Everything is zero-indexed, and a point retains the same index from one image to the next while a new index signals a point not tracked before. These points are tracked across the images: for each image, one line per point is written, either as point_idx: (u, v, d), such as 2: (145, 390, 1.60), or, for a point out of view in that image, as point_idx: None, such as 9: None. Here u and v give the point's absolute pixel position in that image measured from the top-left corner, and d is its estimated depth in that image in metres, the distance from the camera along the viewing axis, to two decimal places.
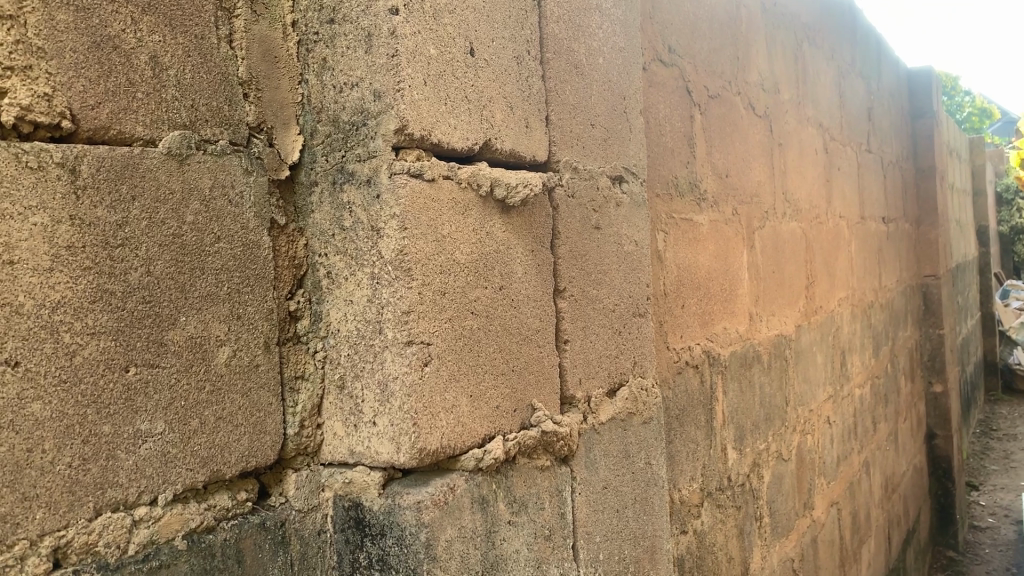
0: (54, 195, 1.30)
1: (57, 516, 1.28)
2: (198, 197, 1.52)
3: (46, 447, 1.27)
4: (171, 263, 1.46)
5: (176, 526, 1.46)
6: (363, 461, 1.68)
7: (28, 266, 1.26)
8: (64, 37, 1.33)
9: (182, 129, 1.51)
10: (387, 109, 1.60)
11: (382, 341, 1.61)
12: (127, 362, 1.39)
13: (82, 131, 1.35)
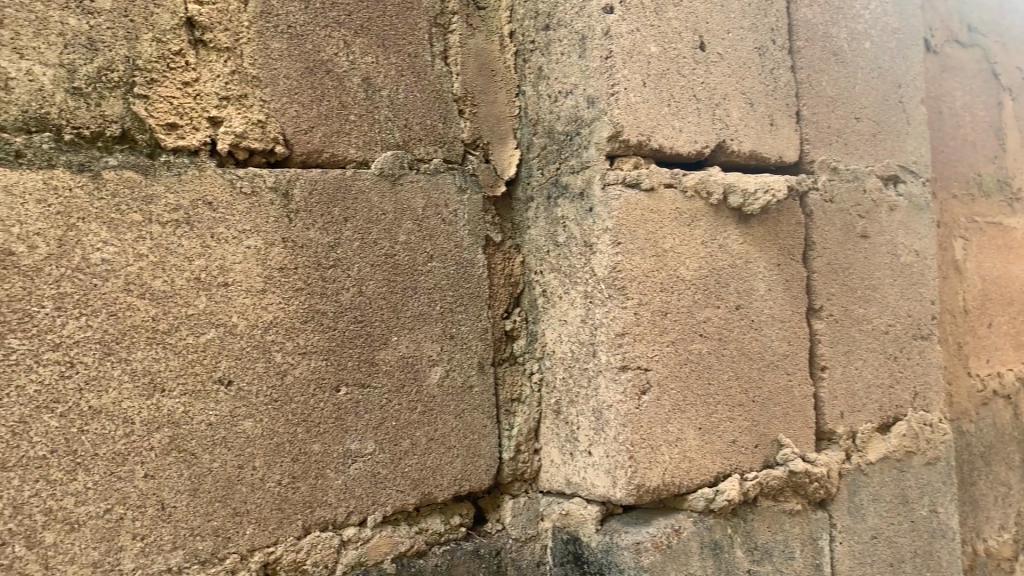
0: (267, 219, 1.32)
1: (267, 532, 1.29)
2: (411, 217, 1.49)
3: (256, 464, 1.29)
4: (383, 283, 1.45)
5: (385, 549, 1.42)
6: (580, 492, 1.56)
7: (241, 287, 1.29)
8: (278, 65, 1.35)
9: (394, 149, 1.48)
10: (601, 115, 1.49)
11: (596, 365, 1.50)
12: (337, 381, 1.38)
13: (295, 155, 1.37)
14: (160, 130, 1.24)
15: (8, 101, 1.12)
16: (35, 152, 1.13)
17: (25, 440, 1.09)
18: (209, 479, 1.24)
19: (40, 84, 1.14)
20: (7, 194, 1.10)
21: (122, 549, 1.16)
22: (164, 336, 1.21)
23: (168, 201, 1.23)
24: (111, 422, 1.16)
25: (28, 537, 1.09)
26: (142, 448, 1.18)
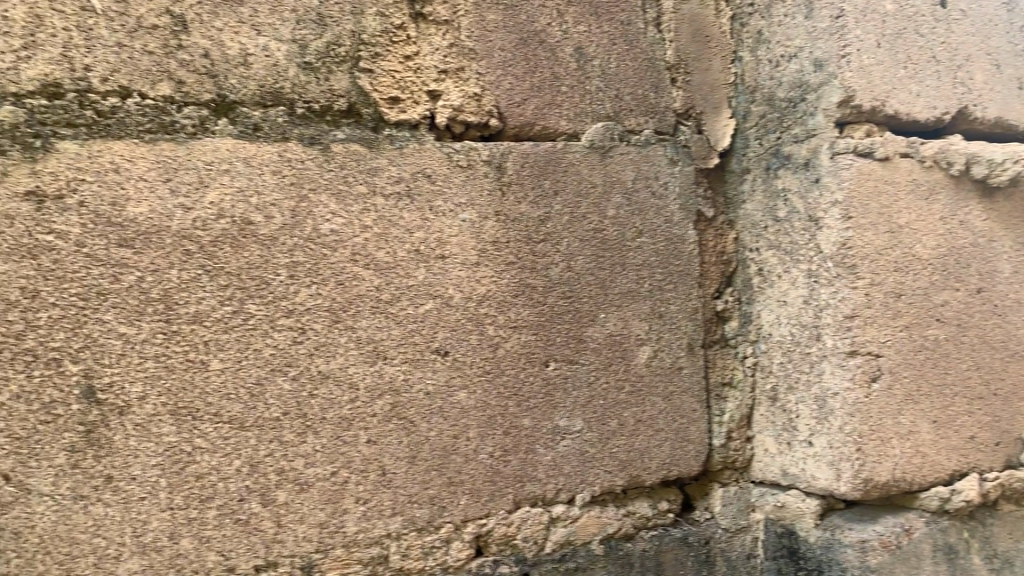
0: (482, 193, 1.32)
1: (480, 503, 1.29)
2: (621, 190, 1.43)
3: (470, 435, 1.29)
4: (592, 259, 1.39)
5: (593, 529, 1.38)
6: (797, 484, 1.46)
7: (457, 260, 1.29)
8: (493, 36, 1.33)
9: (605, 120, 1.43)
10: (830, 79, 1.38)
11: (819, 350, 1.40)
12: (546, 357, 1.35)
13: (508, 128, 1.35)
14: (383, 104, 1.25)
15: (246, 76, 1.16)
16: (271, 125, 1.17)
17: (261, 401, 1.14)
18: (426, 448, 1.25)
19: (275, 60, 1.17)
20: (246, 165, 1.15)
21: (346, 511, 1.19)
22: (387, 306, 1.24)
23: (389, 173, 1.25)
24: (337, 387, 1.19)
25: (263, 494, 1.14)
26: (366, 413, 1.21)
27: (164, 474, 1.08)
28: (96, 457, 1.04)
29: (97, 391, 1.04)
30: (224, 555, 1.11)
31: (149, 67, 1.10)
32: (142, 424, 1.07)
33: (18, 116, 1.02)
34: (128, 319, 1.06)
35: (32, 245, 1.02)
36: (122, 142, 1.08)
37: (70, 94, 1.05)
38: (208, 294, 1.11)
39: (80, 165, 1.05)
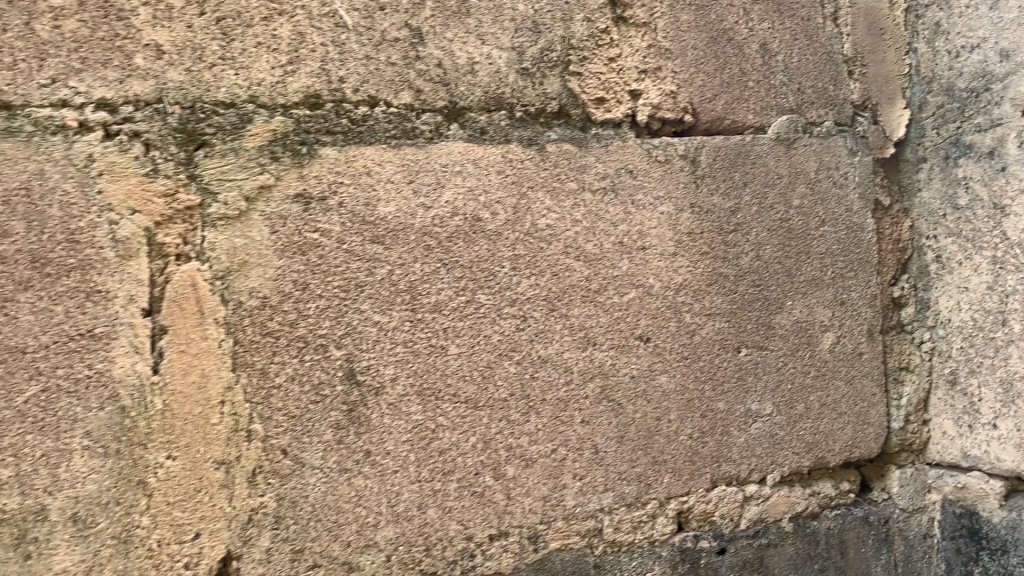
0: (678, 186, 1.36)
1: (681, 481, 1.35)
2: (804, 181, 1.47)
3: (671, 418, 1.34)
4: (779, 248, 1.44)
5: (783, 508, 1.45)
6: (980, 466, 1.50)
7: (657, 251, 1.34)
8: (687, 36, 1.38)
9: (789, 113, 1.47)
10: (1019, 69, 1.42)
11: (1005, 334, 1.44)
12: (738, 343, 1.40)
13: (701, 123, 1.39)
14: (591, 104, 1.32)
15: (473, 83, 1.24)
16: (495, 129, 1.26)
17: (491, 382, 1.23)
18: (632, 429, 1.32)
19: (496, 66, 1.25)
20: (474, 166, 1.24)
21: (566, 486, 1.27)
22: (596, 295, 1.30)
23: (597, 170, 1.31)
24: (554, 370, 1.27)
25: (495, 469, 1.23)
26: (579, 396, 1.29)
27: (413, 449, 1.18)
28: (358, 434, 1.15)
29: (357, 373, 1.15)
30: (463, 525, 1.21)
31: (392, 77, 1.19)
32: (394, 403, 1.17)
33: (288, 125, 1.13)
34: (381, 308, 1.16)
35: (302, 242, 1.12)
36: (372, 148, 1.18)
37: (328, 104, 1.15)
38: (446, 285, 1.21)
39: (339, 168, 1.15)
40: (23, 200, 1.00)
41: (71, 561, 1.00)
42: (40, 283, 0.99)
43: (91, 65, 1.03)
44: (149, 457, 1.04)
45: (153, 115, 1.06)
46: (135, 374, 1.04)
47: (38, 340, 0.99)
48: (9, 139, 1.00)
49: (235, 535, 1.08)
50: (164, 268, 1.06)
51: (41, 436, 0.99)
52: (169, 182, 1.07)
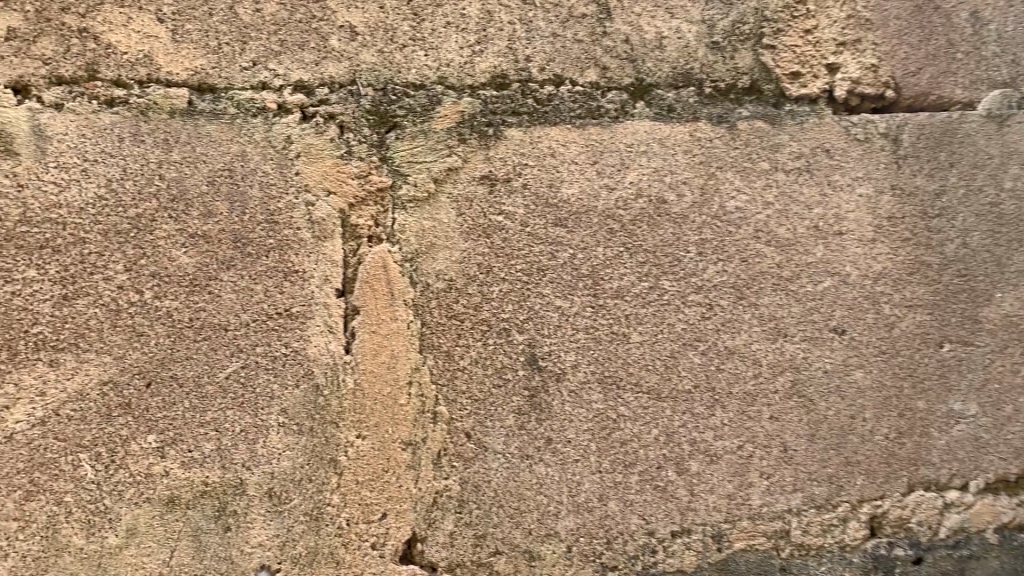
0: (878, 165, 1.22)
1: (874, 484, 1.20)
2: (1018, 161, 1.26)
3: (866, 416, 1.20)
4: (988, 234, 1.24)
5: (988, 518, 1.24)
6: None
7: (854, 237, 1.20)
8: (890, 4, 1.23)
9: (1003, 88, 1.27)
10: None
11: None
12: (941, 337, 1.22)
13: (903, 99, 1.24)
14: (785, 79, 1.21)
15: (661, 58, 1.17)
16: (684, 106, 1.18)
17: (675, 373, 1.14)
18: (824, 427, 1.18)
19: (686, 41, 1.18)
20: (659, 145, 1.16)
21: (752, 485, 1.16)
22: (788, 283, 1.18)
23: (792, 148, 1.20)
24: (742, 362, 1.16)
25: (678, 463, 1.14)
26: (768, 390, 1.17)
27: (594, 439, 1.11)
28: (539, 420, 1.10)
29: (539, 359, 1.10)
30: (645, 519, 1.13)
31: (579, 55, 1.14)
32: (576, 391, 1.11)
33: (475, 107, 1.10)
34: (563, 293, 1.11)
35: (487, 225, 1.10)
36: (557, 128, 1.13)
37: (514, 84, 1.12)
38: (629, 270, 1.13)
39: (524, 150, 1.12)
40: (227, 181, 1.02)
41: (265, 535, 1.02)
42: (242, 262, 1.02)
43: (289, 48, 1.05)
44: (340, 436, 1.05)
45: (347, 97, 1.07)
46: (328, 353, 1.05)
47: (239, 318, 1.02)
48: (213, 122, 1.02)
49: (420, 517, 1.07)
50: (356, 249, 1.07)
51: (241, 412, 1.01)
52: (362, 164, 1.07)
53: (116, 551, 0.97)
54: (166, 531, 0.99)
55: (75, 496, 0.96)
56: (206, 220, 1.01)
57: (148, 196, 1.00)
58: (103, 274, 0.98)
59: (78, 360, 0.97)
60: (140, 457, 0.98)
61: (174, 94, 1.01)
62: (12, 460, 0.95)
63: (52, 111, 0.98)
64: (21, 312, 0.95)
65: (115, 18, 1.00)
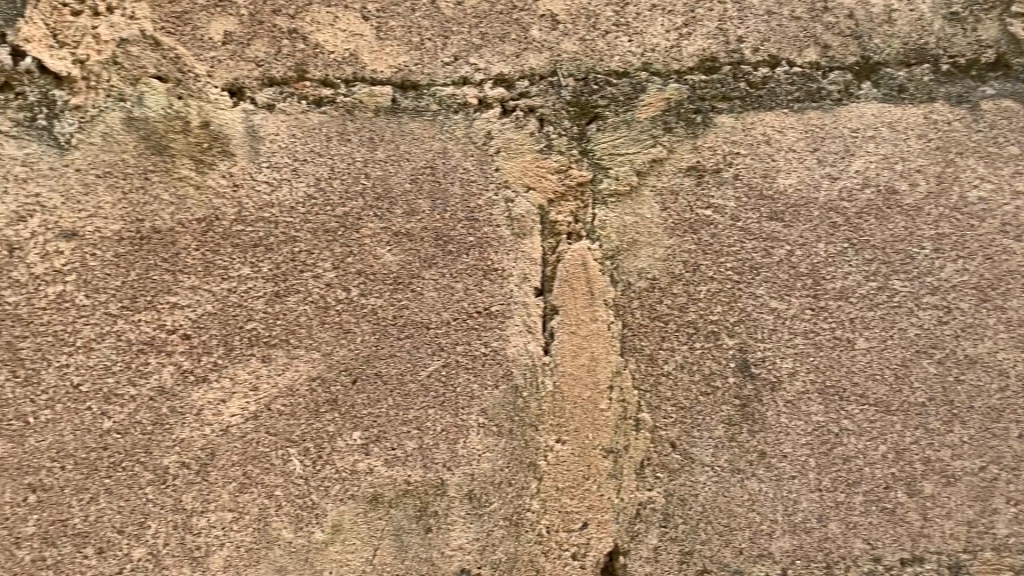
0: None
1: None
2: None
3: None
4: None
5: None
6: None
7: None
8: None
9: None
10: None
11: None
12: None
13: None
14: None
15: (891, 33, 1.06)
16: (917, 85, 1.06)
17: (907, 383, 1.02)
18: None
19: (920, 13, 1.06)
20: (891, 131, 1.04)
21: (997, 511, 1.02)
22: None
23: None
24: (986, 373, 1.03)
25: (910, 484, 1.02)
26: (1017, 405, 1.03)
27: (814, 454, 1.02)
28: (751, 432, 1.02)
29: (752, 365, 1.02)
30: (871, 544, 1.02)
31: (796, 33, 1.05)
32: (792, 401, 1.02)
33: (682, 93, 1.04)
34: (778, 294, 1.02)
35: (694, 219, 1.03)
36: (773, 113, 1.04)
37: (725, 68, 1.04)
38: (854, 269, 1.03)
39: (735, 139, 1.04)
40: (429, 178, 1.01)
41: (465, 539, 1.00)
42: (443, 260, 1.01)
43: (490, 40, 1.02)
44: (540, 440, 1.01)
45: (547, 88, 1.03)
46: (527, 354, 1.01)
47: (440, 317, 1.00)
48: (416, 119, 1.02)
49: (623, 529, 1.02)
50: (555, 246, 1.03)
51: (442, 412, 1.00)
52: (563, 157, 1.03)
53: (322, 547, 0.98)
54: (369, 529, 0.99)
55: (284, 490, 0.98)
56: (410, 218, 1.00)
57: (354, 194, 1.00)
58: (312, 272, 0.99)
59: (288, 356, 0.98)
60: (346, 453, 0.99)
61: (379, 92, 1.01)
62: (228, 452, 0.97)
63: (265, 112, 0.99)
64: (236, 308, 0.98)
65: (322, 18, 1.00)
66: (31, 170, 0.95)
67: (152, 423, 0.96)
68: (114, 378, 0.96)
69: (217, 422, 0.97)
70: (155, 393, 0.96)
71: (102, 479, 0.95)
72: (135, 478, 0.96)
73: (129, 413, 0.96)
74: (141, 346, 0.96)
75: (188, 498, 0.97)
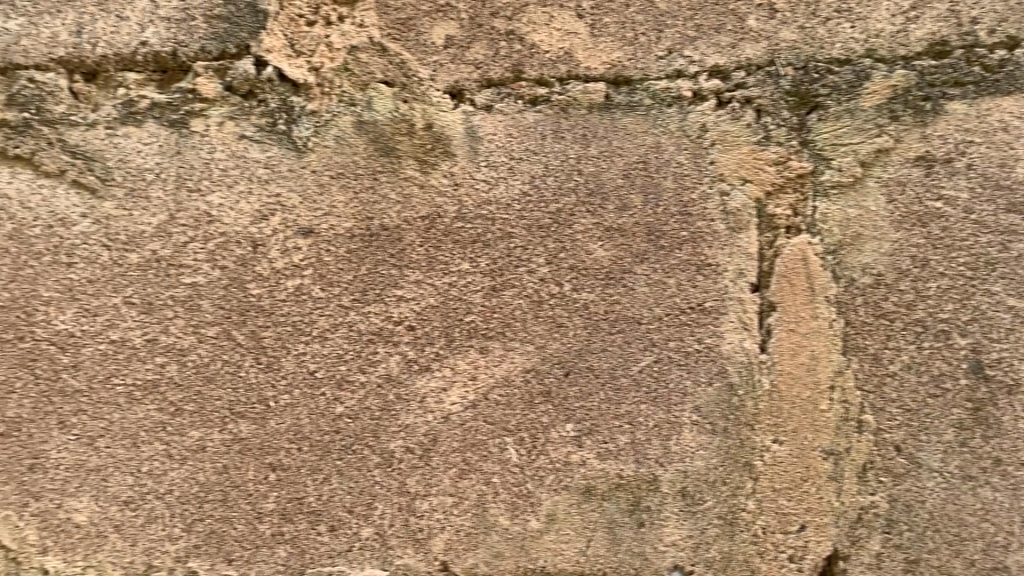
0: None
1: None
2: None
3: None
4: None
5: None
6: None
7: None
8: None
9: None
10: None
11: None
12: None
13: None
14: None
15: None
16: None
17: None
18: None
19: None
20: None
21: None
22: None
23: None
24: None
25: None
26: None
27: None
28: (985, 437, 0.97)
29: (986, 367, 0.97)
30: None
31: None
32: None
33: (911, 79, 0.99)
34: (1017, 291, 0.97)
35: (923, 213, 0.98)
36: (1011, 98, 0.98)
37: (957, 51, 0.99)
38: None
39: (970, 126, 0.98)
40: (642, 173, 1.01)
41: (679, 535, 1.00)
42: (656, 255, 1.00)
43: (706, 32, 1.01)
44: (756, 439, 1.00)
45: (765, 79, 1.01)
46: (743, 351, 1.00)
47: (653, 312, 1.00)
48: (630, 114, 1.02)
49: (843, 534, 1.00)
50: (773, 240, 1.00)
51: (654, 407, 1.00)
52: (781, 149, 1.01)
53: (537, 535, 1.01)
54: (583, 520, 1.00)
55: (501, 478, 1.01)
56: (622, 213, 1.01)
57: (568, 190, 1.01)
58: (527, 266, 1.01)
59: (505, 349, 1.01)
60: (560, 444, 1.00)
61: (593, 89, 1.02)
62: (448, 439, 1.01)
63: (484, 112, 1.02)
64: (456, 301, 1.01)
65: (539, 18, 1.02)
66: (272, 172, 1.02)
67: (379, 410, 1.01)
68: (346, 366, 1.01)
69: (439, 410, 1.01)
70: (382, 380, 1.01)
71: (335, 461, 1.01)
72: (364, 461, 1.01)
73: (360, 399, 1.01)
74: (370, 336, 1.02)
75: (411, 481, 1.01)
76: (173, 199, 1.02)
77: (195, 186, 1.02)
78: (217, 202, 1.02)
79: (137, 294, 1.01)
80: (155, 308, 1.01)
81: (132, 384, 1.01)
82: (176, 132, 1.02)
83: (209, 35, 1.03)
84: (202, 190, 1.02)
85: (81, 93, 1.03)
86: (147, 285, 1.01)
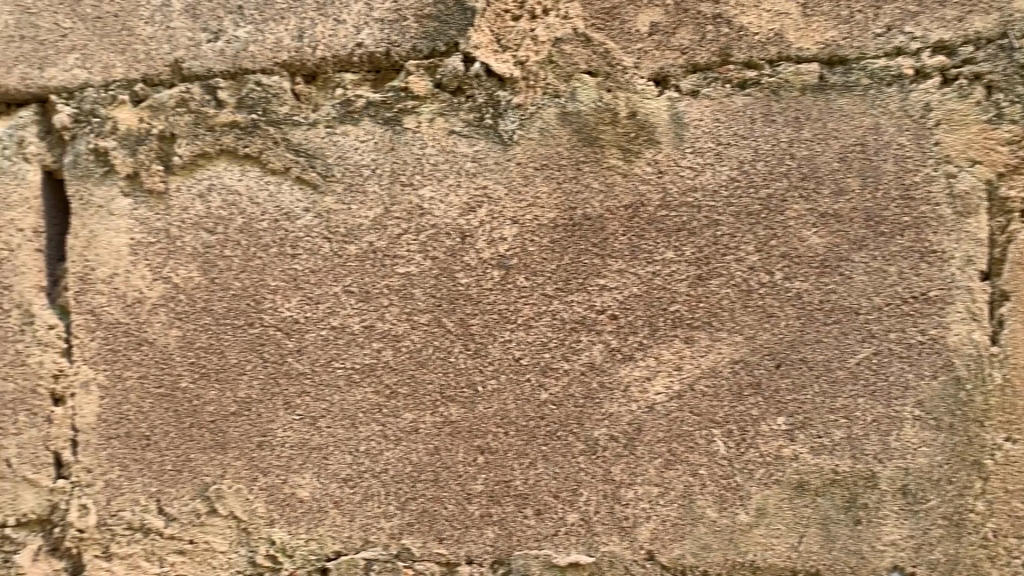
0: None
1: None
2: None
3: None
4: None
5: None
6: None
7: None
8: None
9: None
10: None
11: None
12: None
13: None
14: None
15: None
16: None
17: None
18: None
19: None
20: None
21: None
22: None
23: None
24: None
25: None
26: None
27: None
28: None
29: None
30: None
31: None
32: None
33: None
34: None
35: None
36: None
37: None
38: None
39: None
40: (860, 156, 0.97)
41: (899, 535, 0.97)
42: (875, 242, 0.97)
43: (929, 6, 0.97)
44: (986, 437, 0.95)
45: (997, 52, 0.96)
46: (972, 343, 0.95)
47: (872, 302, 0.97)
48: (846, 95, 0.98)
49: None
50: (1005, 226, 0.95)
51: (873, 401, 0.97)
52: (1015, 127, 0.95)
53: (747, 528, 0.99)
54: (795, 515, 0.98)
55: (709, 469, 1.00)
56: (837, 198, 0.98)
57: (778, 175, 0.99)
58: (734, 254, 0.99)
59: (711, 338, 1.00)
60: (770, 437, 0.98)
61: (805, 69, 0.99)
62: (653, 429, 1.01)
63: (690, 98, 1.01)
64: (661, 290, 1.01)
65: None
66: (480, 165, 1.05)
67: (584, 397, 1.02)
68: (550, 353, 1.03)
69: (643, 400, 1.01)
70: (586, 368, 1.02)
71: (540, 446, 1.03)
72: (568, 447, 1.03)
73: (564, 386, 1.03)
74: (573, 324, 1.03)
75: (616, 469, 1.02)
76: (388, 193, 1.07)
77: (408, 180, 1.06)
78: (429, 195, 1.06)
79: (355, 283, 1.06)
80: (372, 297, 1.06)
81: (350, 368, 1.06)
82: (390, 130, 1.07)
83: (421, 34, 1.06)
84: (414, 183, 1.06)
85: (302, 95, 1.09)
86: (364, 275, 1.06)
